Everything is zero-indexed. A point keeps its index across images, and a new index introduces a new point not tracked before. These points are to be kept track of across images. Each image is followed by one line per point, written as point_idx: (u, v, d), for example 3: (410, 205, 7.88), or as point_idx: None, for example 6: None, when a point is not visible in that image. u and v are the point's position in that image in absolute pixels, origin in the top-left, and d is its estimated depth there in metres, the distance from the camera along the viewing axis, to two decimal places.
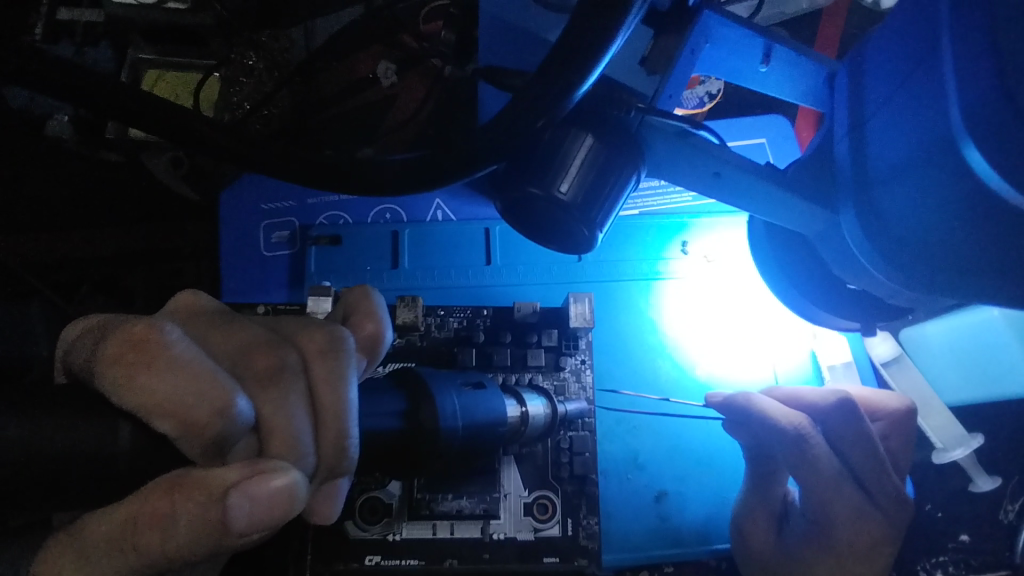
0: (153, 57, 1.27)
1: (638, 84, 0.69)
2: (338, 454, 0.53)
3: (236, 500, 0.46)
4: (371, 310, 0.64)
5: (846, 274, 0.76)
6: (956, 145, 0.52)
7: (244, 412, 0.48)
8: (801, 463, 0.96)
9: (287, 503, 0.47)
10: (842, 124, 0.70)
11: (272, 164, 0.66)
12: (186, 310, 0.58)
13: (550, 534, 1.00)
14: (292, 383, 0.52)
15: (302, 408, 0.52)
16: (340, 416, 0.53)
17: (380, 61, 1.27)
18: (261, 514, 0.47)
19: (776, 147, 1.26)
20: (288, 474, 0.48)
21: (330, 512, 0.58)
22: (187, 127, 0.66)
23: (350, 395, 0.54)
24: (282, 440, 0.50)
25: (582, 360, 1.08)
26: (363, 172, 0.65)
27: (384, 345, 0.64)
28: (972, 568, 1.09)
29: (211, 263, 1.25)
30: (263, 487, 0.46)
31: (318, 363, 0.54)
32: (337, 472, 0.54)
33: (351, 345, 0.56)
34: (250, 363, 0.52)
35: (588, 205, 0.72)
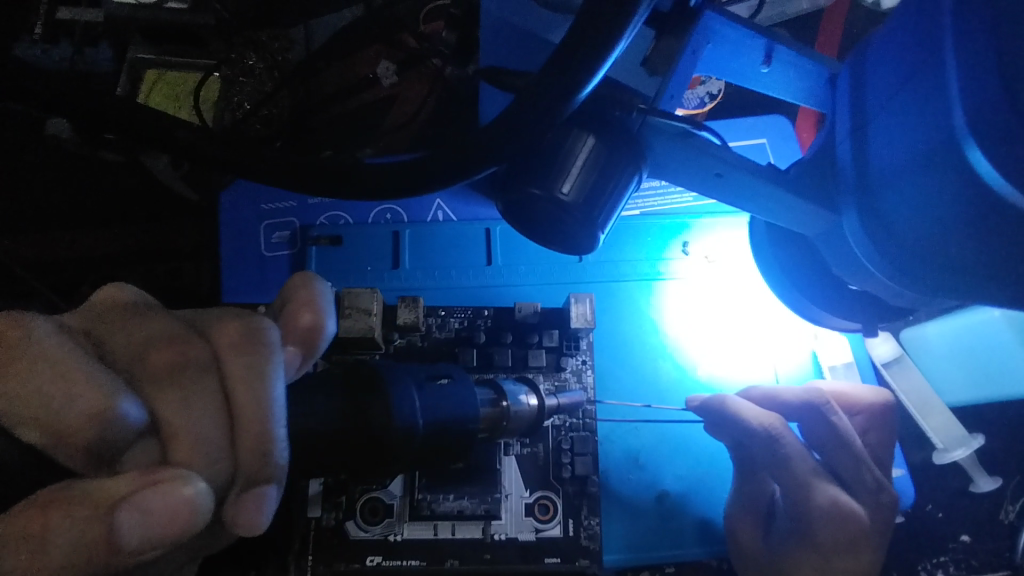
0: (151, 57, 1.25)
1: (640, 84, 0.69)
2: (258, 462, 0.45)
3: (126, 513, 0.39)
4: (309, 299, 0.58)
5: (847, 274, 0.76)
6: (958, 147, 0.52)
7: (132, 416, 0.42)
8: (775, 462, 0.98)
9: (189, 517, 0.40)
10: (843, 125, 0.70)
11: (275, 169, 0.66)
12: (101, 306, 0.49)
13: (552, 535, 1.00)
14: (200, 382, 0.45)
15: (209, 412, 0.44)
16: (262, 415, 0.45)
17: (381, 60, 1.27)
18: (157, 528, 0.40)
19: (776, 147, 1.26)
20: (192, 483, 0.41)
21: (256, 523, 0.46)
22: (184, 136, 0.67)
23: (276, 392, 0.46)
24: (186, 446, 0.43)
25: (583, 361, 1.08)
26: (360, 177, 0.66)
27: (324, 338, 0.58)
28: (972, 568, 1.09)
29: (211, 262, 1.23)
30: (159, 500, 0.39)
31: (232, 359, 0.46)
32: (257, 481, 0.45)
33: (274, 338, 0.48)
34: (147, 360, 0.45)
35: (590, 205, 0.72)
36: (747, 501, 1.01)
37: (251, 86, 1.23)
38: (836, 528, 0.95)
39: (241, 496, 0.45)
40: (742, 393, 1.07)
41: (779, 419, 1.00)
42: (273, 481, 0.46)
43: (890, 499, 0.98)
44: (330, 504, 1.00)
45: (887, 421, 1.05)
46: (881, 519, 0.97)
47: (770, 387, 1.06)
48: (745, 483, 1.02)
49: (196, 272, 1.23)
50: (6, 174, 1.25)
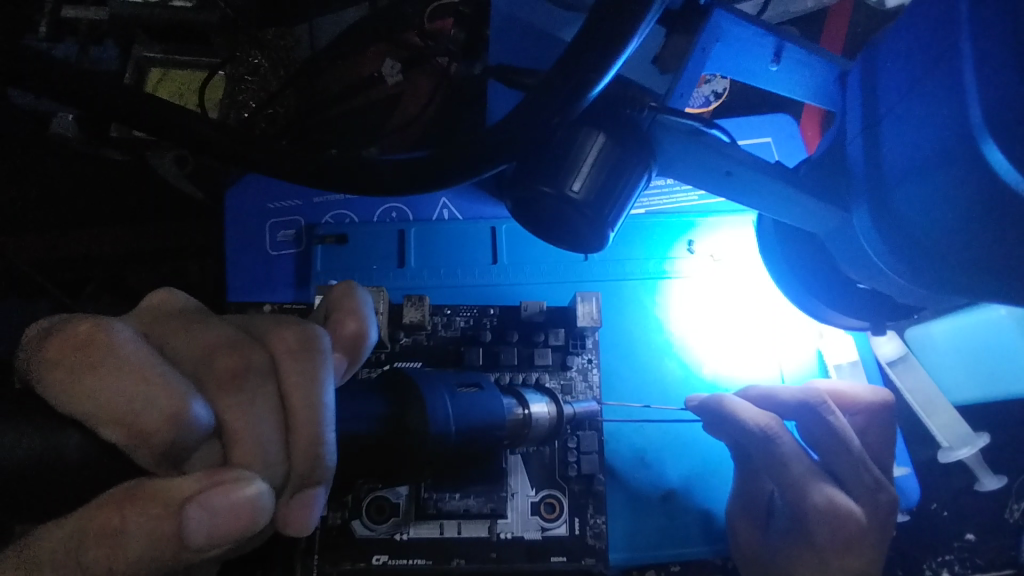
0: (156, 55, 1.24)
1: (651, 83, 0.70)
2: (311, 463, 0.50)
3: (194, 511, 0.44)
4: (353, 308, 0.62)
5: (856, 272, 0.76)
6: (973, 145, 0.52)
7: (202, 418, 0.45)
8: (770, 461, 0.98)
9: (251, 516, 0.45)
10: (854, 123, 0.70)
11: (286, 167, 0.66)
12: (162, 311, 0.56)
13: (557, 534, 1.00)
14: (260, 387, 0.49)
15: (269, 413, 0.49)
16: (314, 418, 0.50)
17: (385, 58, 1.27)
18: (220, 526, 0.45)
19: (781, 146, 1.26)
20: (254, 483, 0.46)
21: (306, 523, 0.52)
22: (191, 128, 0.66)
23: (327, 397, 0.51)
24: (246, 449, 0.47)
25: (589, 360, 1.08)
26: (368, 171, 0.65)
27: (366, 345, 0.62)
28: (977, 567, 1.09)
29: (215, 263, 1.24)
30: (225, 499, 0.44)
31: (288, 363, 0.51)
32: (309, 483, 0.51)
33: (326, 346, 0.53)
34: (213, 366, 0.49)
35: (600, 203, 0.72)
36: (748, 499, 1.01)
37: (255, 84, 1.24)
38: (835, 529, 0.95)
39: (296, 498, 0.51)
40: (741, 392, 1.07)
41: (775, 420, 1.00)
42: (322, 483, 0.52)
43: (889, 498, 0.97)
44: (336, 503, 1.00)
45: (888, 421, 1.03)
46: (880, 522, 0.96)
47: (768, 386, 1.06)
48: (745, 481, 1.02)
49: (202, 272, 1.24)
50: (11, 173, 1.25)
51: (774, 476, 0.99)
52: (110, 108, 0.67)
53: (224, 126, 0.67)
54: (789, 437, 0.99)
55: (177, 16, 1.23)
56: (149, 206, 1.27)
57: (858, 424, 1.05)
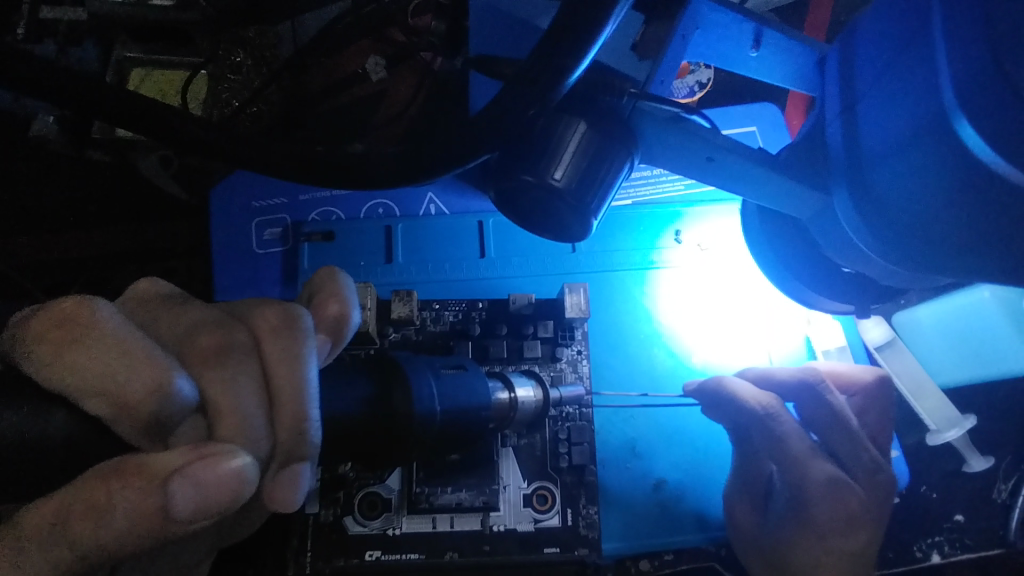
0: (138, 54, 1.24)
1: (629, 70, 0.68)
2: (296, 438, 0.51)
3: (179, 485, 0.43)
4: (336, 290, 0.62)
5: (839, 255, 0.76)
6: (947, 124, 0.53)
7: (185, 392, 0.47)
8: (771, 440, 0.99)
9: (237, 488, 0.45)
10: (833, 105, 0.70)
11: (258, 156, 0.65)
12: (143, 298, 0.56)
13: (550, 525, 1.00)
14: (243, 363, 0.51)
15: (252, 389, 0.50)
16: (298, 395, 0.51)
17: (369, 55, 1.27)
18: (208, 499, 0.44)
19: (767, 134, 1.27)
20: (239, 456, 0.46)
21: (290, 500, 0.51)
22: (177, 126, 0.66)
23: (310, 374, 0.52)
24: (231, 423, 0.48)
25: (578, 351, 1.08)
26: (359, 169, 0.65)
27: (350, 326, 0.62)
28: (967, 547, 1.10)
29: (202, 262, 1.23)
30: (212, 471, 0.44)
31: (271, 342, 0.52)
32: (295, 458, 0.52)
33: (308, 325, 0.54)
34: (194, 343, 0.50)
35: (582, 191, 0.72)
36: (748, 482, 1.02)
37: (238, 83, 1.24)
38: (838, 508, 0.94)
39: (282, 473, 0.51)
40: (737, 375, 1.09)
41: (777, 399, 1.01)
42: (307, 459, 0.52)
43: (888, 477, 0.97)
44: (328, 499, 1.00)
45: (875, 403, 1.05)
46: (879, 500, 0.96)
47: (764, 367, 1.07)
48: (747, 463, 1.02)
49: (188, 272, 1.22)
50: None
51: (775, 458, 0.99)
52: (89, 105, 0.67)
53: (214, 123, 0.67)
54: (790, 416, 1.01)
55: (156, 15, 1.21)
56: (132, 207, 1.26)
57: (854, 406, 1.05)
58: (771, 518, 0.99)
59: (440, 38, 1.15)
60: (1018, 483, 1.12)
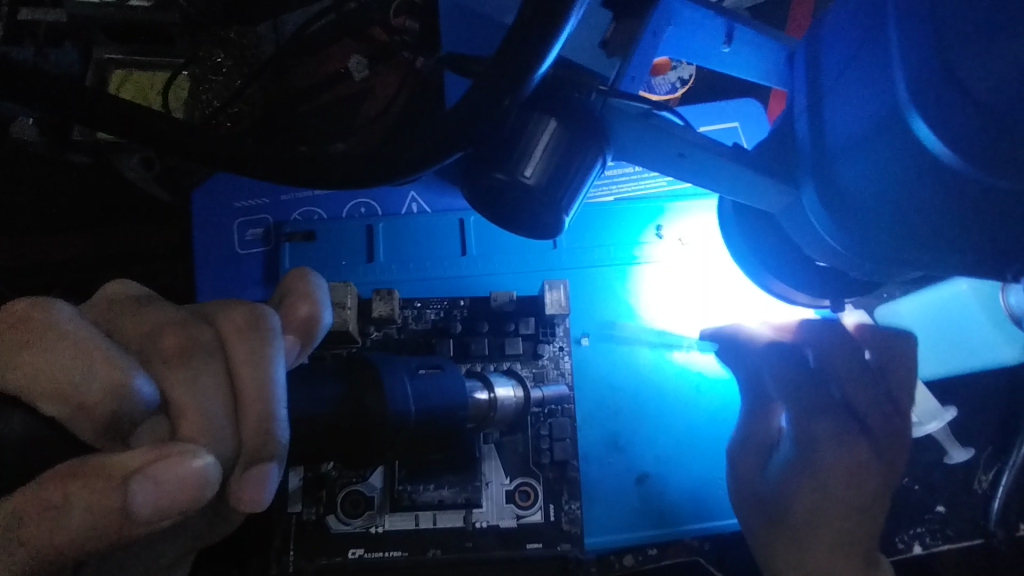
0: (120, 56, 1.23)
1: (598, 66, 0.69)
2: (262, 438, 0.52)
3: (139, 485, 0.44)
4: (306, 291, 0.62)
5: (808, 249, 0.77)
6: (903, 119, 0.53)
7: (145, 393, 0.48)
8: (787, 382, 0.92)
9: (198, 487, 0.46)
10: (800, 102, 0.70)
11: (236, 158, 0.66)
12: (111, 301, 0.56)
13: (533, 521, 1.01)
14: (207, 363, 0.51)
15: (216, 389, 0.50)
16: (264, 395, 0.52)
17: (352, 54, 1.26)
18: (167, 498, 0.45)
19: (748, 130, 1.27)
20: (201, 457, 0.46)
21: (259, 500, 0.51)
22: (150, 126, 0.66)
23: (277, 374, 0.53)
24: (193, 424, 0.49)
25: (560, 348, 1.09)
26: (336, 166, 0.66)
27: (320, 327, 0.63)
28: (947, 537, 1.11)
29: (184, 263, 1.23)
30: (171, 471, 0.45)
31: (236, 342, 0.52)
32: (261, 458, 0.52)
33: (275, 325, 0.54)
34: (158, 344, 0.50)
35: (554, 187, 0.72)
36: (753, 438, 0.98)
37: (220, 83, 1.26)
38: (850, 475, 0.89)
39: (248, 473, 0.51)
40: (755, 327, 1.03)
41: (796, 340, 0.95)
42: (275, 458, 0.53)
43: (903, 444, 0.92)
44: (311, 498, 1.00)
45: None
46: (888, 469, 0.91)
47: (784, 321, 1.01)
48: (755, 422, 0.99)
49: (171, 274, 1.23)
50: None
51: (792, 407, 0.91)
52: (63, 109, 0.67)
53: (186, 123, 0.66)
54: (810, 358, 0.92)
55: (135, 15, 1.20)
56: (112, 209, 1.26)
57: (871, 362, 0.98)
58: (774, 473, 0.95)
59: (413, 38, 1.22)
60: (998, 473, 1.13)
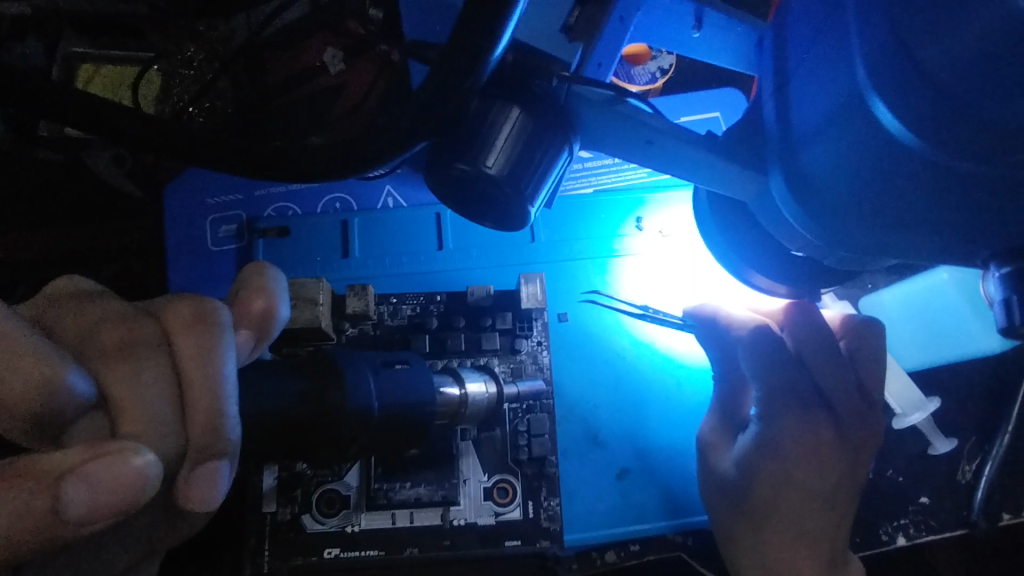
0: (85, 49, 1.21)
1: (559, 51, 0.67)
2: (210, 436, 0.49)
3: (72, 484, 0.42)
4: (262, 286, 0.60)
5: (781, 237, 0.76)
6: (863, 100, 0.52)
7: (80, 388, 0.46)
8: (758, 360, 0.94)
9: (138, 487, 0.43)
10: (767, 86, 0.69)
11: (195, 148, 0.65)
12: (55, 295, 0.54)
13: (511, 518, 1.00)
14: (150, 358, 0.49)
15: (161, 385, 0.48)
16: (213, 391, 0.49)
17: (326, 47, 1.23)
18: (103, 498, 0.42)
19: (728, 119, 1.25)
20: (142, 454, 0.44)
21: (209, 498, 0.49)
22: (109, 118, 0.65)
23: (227, 369, 0.51)
24: (135, 420, 0.47)
25: (537, 343, 1.08)
26: (299, 158, 0.66)
27: (278, 320, 0.61)
28: (932, 529, 1.10)
29: (156, 260, 1.21)
30: (108, 471, 0.42)
31: (182, 337, 0.50)
32: (210, 455, 0.49)
33: (225, 319, 0.52)
34: (98, 339, 0.49)
35: (516, 178, 0.71)
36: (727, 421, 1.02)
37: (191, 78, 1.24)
38: (807, 461, 0.92)
39: (196, 471, 0.48)
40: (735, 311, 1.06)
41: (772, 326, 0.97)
42: (226, 456, 0.50)
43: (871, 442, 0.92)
44: (286, 498, 0.99)
45: None
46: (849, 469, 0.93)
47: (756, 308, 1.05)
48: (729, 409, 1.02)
49: (142, 271, 1.21)
50: None
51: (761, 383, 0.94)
52: (25, 105, 0.67)
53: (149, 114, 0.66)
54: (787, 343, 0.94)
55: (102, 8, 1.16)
56: (82, 206, 1.23)
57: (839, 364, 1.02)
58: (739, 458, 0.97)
59: (378, 28, 1.20)
60: (982, 464, 1.12)
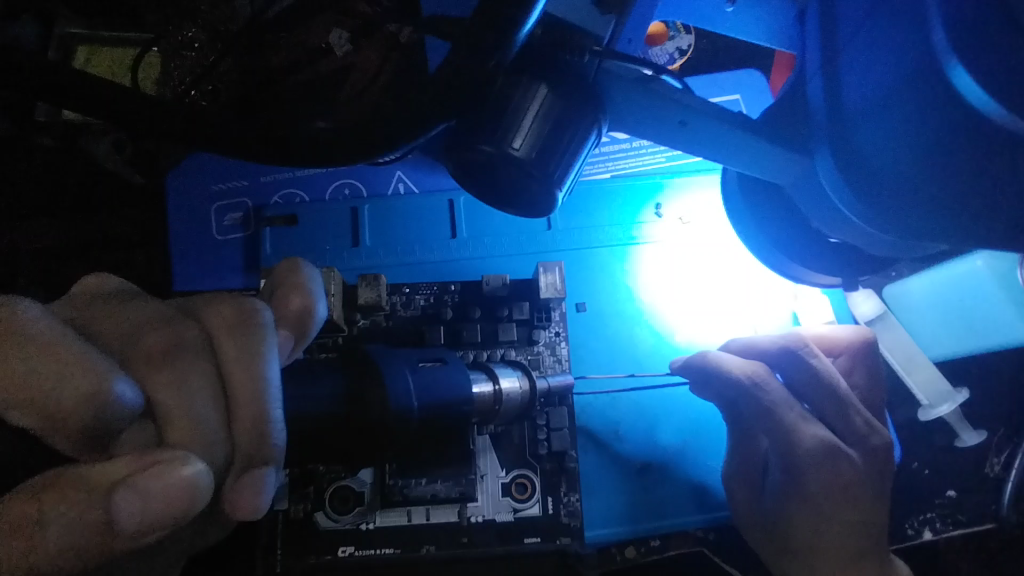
0: (82, 30, 1.16)
1: (593, 24, 0.62)
2: (257, 442, 0.47)
3: (123, 495, 0.40)
4: (299, 282, 0.57)
5: (820, 223, 0.73)
6: (939, 65, 0.48)
7: (127, 397, 0.43)
8: (758, 410, 0.94)
9: (189, 498, 0.42)
10: (813, 61, 0.65)
11: (214, 131, 0.61)
12: (87, 297, 0.51)
13: (530, 514, 0.97)
14: (194, 363, 0.46)
15: (206, 390, 0.46)
16: (258, 395, 0.47)
17: (333, 27, 1.17)
18: (155, 509, 0.41)
19: (749, 100, 1.21)
20: (192, 464, 0.42)
21: (255, 507, 0.46)
22: (104, 94, 0.61)
23: (271, 372, 0.48)
24: (184, 428, 0.45)
25: (556, 333, 1.04)
26: (305, 141, 0.61)
27: (315, 321, 0.57)
28: (960, 523, 1.07)
29: (161, 250, 1.17)
30: (158, 481, 0.41)
31: (225, 340, 0.48)
32: (256, 463, 0.47)
33: (268, 320, 0.49)
34: (140, 344, 0.46)
35: (544, 161, 0.67)
36: (744, 460, 0.96)
37: (193, 60, 1.17)
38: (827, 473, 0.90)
39: (245, 477, 0.46)
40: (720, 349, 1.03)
41: (764, 368, 0.97)
42: (271, 464, 0.48)
43: (882, 441, 0.93)
44: (298, 495, 0.96)
45: (869, 368, 1.01)
46: (872, 464, 0.91)
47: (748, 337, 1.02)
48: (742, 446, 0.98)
49: (147, 262, 1.17)
50: None
51: (768, 432, 0.93)
52: (23, 87, 0.62)
53: (150, 94, 0.61)
54: (780, 384, 0.96)
55: None
56: (83, 195, 1.19)
57: (842, 368, 1.02)
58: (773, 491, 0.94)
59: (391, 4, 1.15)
60: (1011, 456, 1.09)
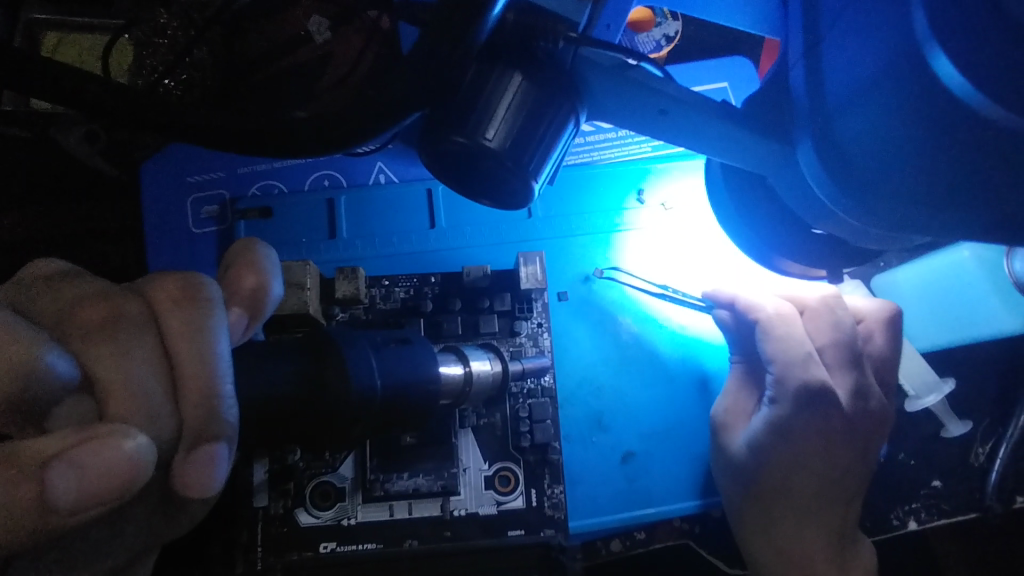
0: (48, 16, 1.12)
1: (566, 11, 0.61)
2: (205, 417, 0.45)
3: (58, 470, 0.38)
4: (254, 260, 0.55)
5: (804, 214, 0.71)
6: (919, 53, 0.47)
7: (60, 369, 0.42)
8: (776, 343, 0.97)
9: (131, 473, 0.40)
10: (795, 48, 0.63)
11: (184, 126, 0.58)
12: (28, 277, 0.48)
13: (514, 507, 0.96)
14: (136, 336, 0.45)
15: (149, 365, 0.44)
16: (205, 370, 0.45)
17: (312, 14, 1.11)
18: (94, 484, 0.39)
19: (739, 90, 1.18)
20: (133, 437, 0.41)
21: (206, 484, 0.45)
22: (63, 83, 0.57)
23: (220, 348, 0.47)
24: (123, 402, 0.42)
25: (538, 324, 1.02)
26: (274, 130, 0.59)
27: (270, 299, 0.56)
28: (944, 513, 1.06)
29: (136, 242, 1.15)
30: (97, 455, 0.39)
31: (171, 313, 0.46)
32: (205, 439, 0.45)
33: (216, 295, 0.48)
34: (76, 317, 0.45)
35: (518, 150, 0.65)
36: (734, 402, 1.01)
37: (166, 48, 1.14)
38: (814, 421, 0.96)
39: (192, 454, 0.44)
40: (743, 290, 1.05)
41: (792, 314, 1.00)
42: (223, 439, 0.46)
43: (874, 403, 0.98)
44: (278, 491, 0.95)
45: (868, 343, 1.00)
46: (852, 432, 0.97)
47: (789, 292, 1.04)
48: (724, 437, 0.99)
49: (122, 255, 1.15)
50: None
51: None
52: None
53: (112, 81, 0.58)
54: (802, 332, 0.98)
55: None
56: (54, 187, 1.16)
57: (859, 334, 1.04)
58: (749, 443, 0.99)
59: None
60: (996, 446, 1.09)
